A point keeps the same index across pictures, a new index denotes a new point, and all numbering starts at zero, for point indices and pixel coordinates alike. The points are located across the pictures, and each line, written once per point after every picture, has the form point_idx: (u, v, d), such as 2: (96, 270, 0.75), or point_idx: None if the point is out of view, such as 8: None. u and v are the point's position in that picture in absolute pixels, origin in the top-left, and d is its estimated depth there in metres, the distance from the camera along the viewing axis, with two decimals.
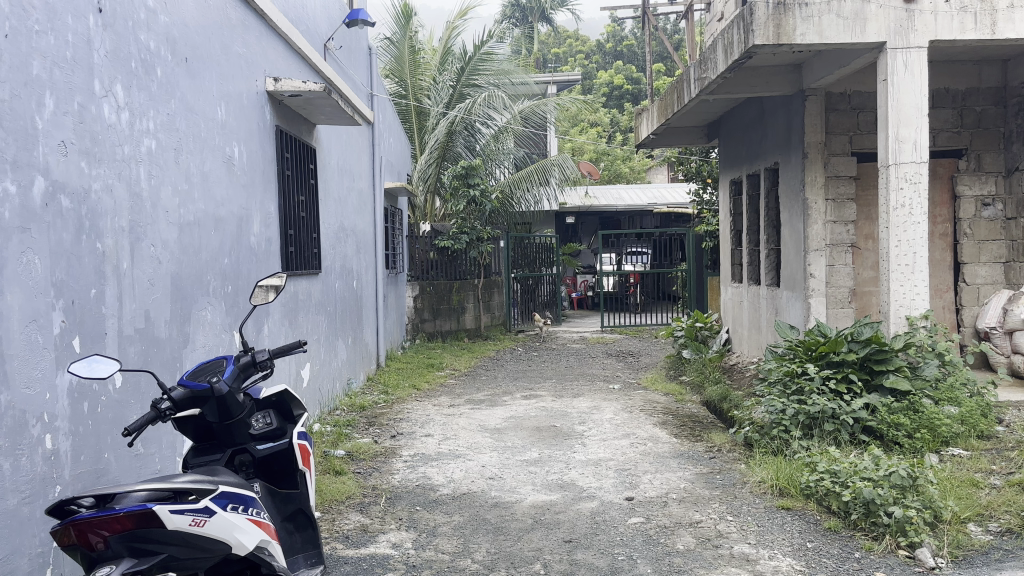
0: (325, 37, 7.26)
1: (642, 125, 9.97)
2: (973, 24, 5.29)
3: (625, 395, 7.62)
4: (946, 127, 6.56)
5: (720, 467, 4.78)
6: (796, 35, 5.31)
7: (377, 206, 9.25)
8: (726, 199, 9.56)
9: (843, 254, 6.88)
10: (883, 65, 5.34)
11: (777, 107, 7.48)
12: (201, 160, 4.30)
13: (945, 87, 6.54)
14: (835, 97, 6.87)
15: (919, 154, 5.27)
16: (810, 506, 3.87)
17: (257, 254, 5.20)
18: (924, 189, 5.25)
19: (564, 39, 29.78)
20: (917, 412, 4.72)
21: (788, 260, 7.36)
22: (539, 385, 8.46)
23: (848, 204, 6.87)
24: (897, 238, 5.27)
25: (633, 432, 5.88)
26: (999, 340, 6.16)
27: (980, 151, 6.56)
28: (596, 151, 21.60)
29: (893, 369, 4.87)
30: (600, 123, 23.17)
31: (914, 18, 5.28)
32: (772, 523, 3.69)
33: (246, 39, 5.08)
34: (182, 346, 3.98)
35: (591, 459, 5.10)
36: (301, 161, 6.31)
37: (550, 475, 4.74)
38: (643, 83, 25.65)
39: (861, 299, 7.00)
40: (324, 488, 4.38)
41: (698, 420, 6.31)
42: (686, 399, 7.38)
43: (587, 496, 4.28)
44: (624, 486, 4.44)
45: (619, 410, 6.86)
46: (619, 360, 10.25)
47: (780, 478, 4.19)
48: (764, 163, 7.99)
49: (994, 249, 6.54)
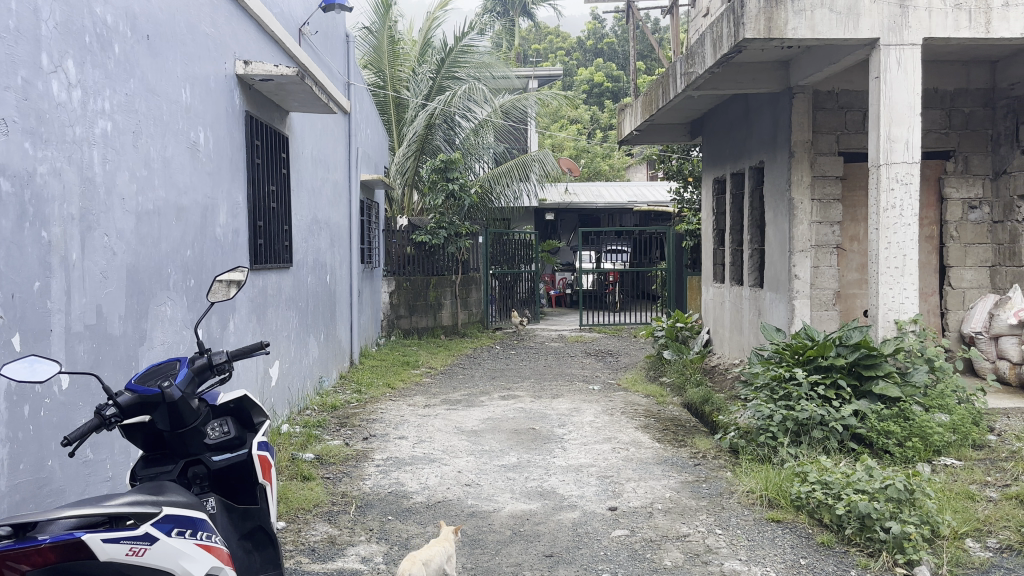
0: (300, 21, 6.98)
1: (624, 121, 9.81)
2: (967, 22, 5.15)
3: (606, 397, 7.44)
4: (934, 128, 6.44)
5: (706, 474, 4.61)
6: (787, 29, 5.13)
7: (353, 198, 8.99)
8: (709, 197, 9.42)
9: (827, 256, 6.75)
10: (876, 61, 5.19)
11: (763, 104, 7.34)
12: (163, 145, 4.03)
13: (934, 88, 6.43)
14: (822, 96, 6.73)
15: (911, 154, 5.13)
16: (801, 518, 3.71)
17: (223, 247, 4.93)
18: (914, 190, 5.12)
19: (545, 34, 29.55)
20: (907, 419, 4.57)
21: (772, 260, 7.23)
22: (517, 385, 8.25)
23: (835, 205, 6.73)
24: (886, 240, 5.14)
25: (614, 436, 5.69)
26: (985, 345, 6.05)
27: (967, 153, 6.46)
28: (576, 147, 21.43)
29: (883, 374, 4.72)
30: (580, 120, 23.01)
31: (908, 14, 5.13)
32: (763, 537, 3.52)
33: (214, 19, 4.80)
34: (137, 344, 3.71)
35: (571, 465, 4.90)
36: (272, 149, 6.04)
37: (529, 482, 4.54)
38: (624, 81, 25.52)
39: (845, 302, 6.87)
40: (290, 495, 4.13)
41: (680, 423, 6.15)
42: (667, 401, 7.23)
43: (568, 506, 4.08)
44: (607, 495, 4.25)
45: (599, 412, 6.68)
46: (598, 360, 10.08)
47: (769, 488, 4.02)
48: (748, 161, 7.85)
49: (980, 253, 6.44)
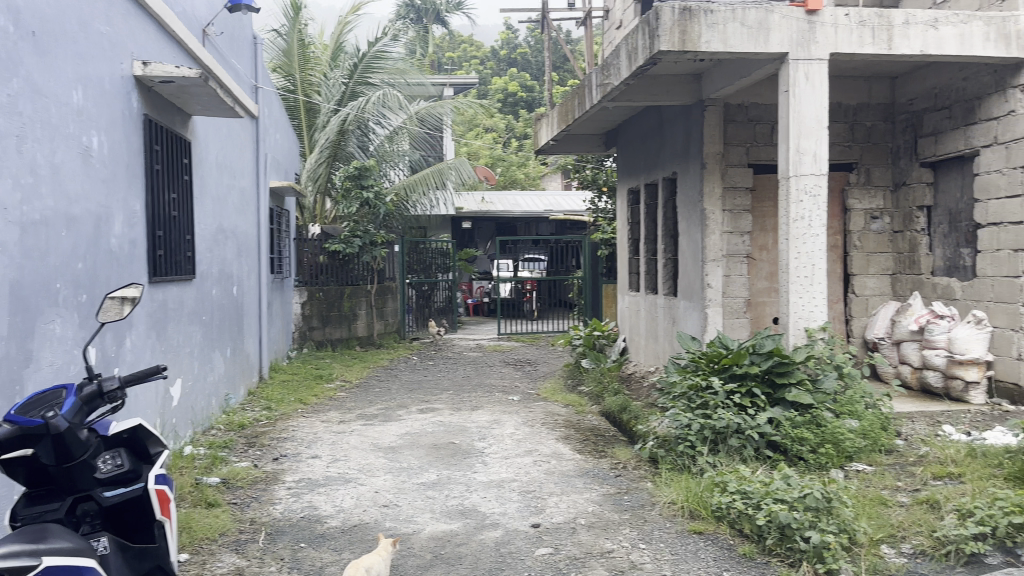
0: (205, 22, 6.63)
1: (540, 131, 9.82)
2: (870, 38, 5.35)
3: (525, 408, 7.37)
4: (838, 141, 6.69)
5: (627, 486, 4.60)
6: (701, 42, 5.22)
7: (262, 206, 8.63)
8: (624, 207, 9.53)
9: (739, 265, 6.91)
10: (786, 75, 5.33)
11: (676, 116, 7.47)
12: (51, 150, 3.70)
13: (838, 102, 6.67)
14: (733, 109, 6.89)
15: (818, 167, 5.29)
16: (722, 528, 3.73)
17: (118, 258, 4.58)
18: (822, 202, 5.28)
19: (459, 43, 29.49)
20: (820, 426, 4.69)
21: (685, 269, 7.35)
22: (435, 397, 8.08)
23: (745, 215, 6.90)
24: (796, 250, 5.27)
25: (535, 448, 5.62)
26: (888, 350, 6.32)
27: (869, 166, 6.74)
28: (492, 156, 21.42)
29: (795, 382, 4.82)
30: (496, 129, 23.03)
31: (815, 30, 5.29)
32: (686, 550, 3.52)
33: (110, 15, 4.47)
34: (21, 367, 3.38)
35: (492, 480, 4.80)
36: (175, 155, 5.69)
37: (449, 501, 4.40)
38: (538, 90, 25.72)
39: (756, 310, 7.04)
40: (193, 525, 3.85)
41: (600, 433, 6.14)
42: (585, 410, 7.22)
43: (490, 524, 3.97)
44: (530, 512, 4.16)
45: (519, 424, 6.60)
46: (517, 369, 10.01)
47: (690, 499, 4.03)
48: (661, 172, 7.98)
49: (881, 261, 6.74)
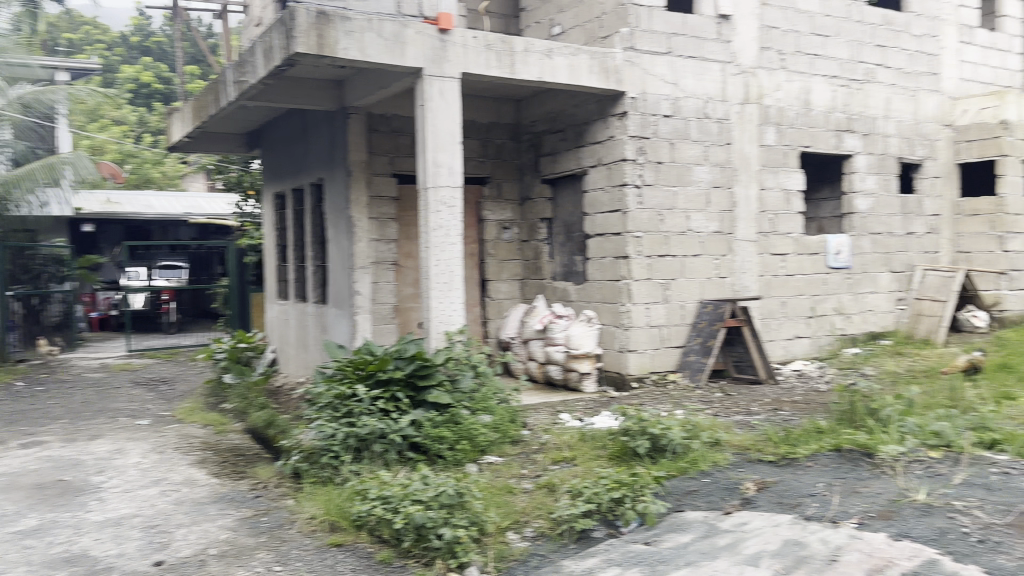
0: None
1: (172, 127, 8.97)
2: (495, 62, 5.83)
3: (156, 432, 6.61)
4: (473, 155, 7.19)
5: (267, 506, 4.35)
6: (338, 48, 5.20)
7: None
8: (270, 213, 9.12)
9: (385, 272, 7.02)
10: (421, 89, 5.55)
11: (319, 123, 7.36)
12: None
13: (471, 119, 7.16)
14: (375, 119, 6.99)
15: (453, 179, 5.59)
16: (362, 537, 3.72)
17: None
18: (458, 211, 5.60)
19: (77, 21, 25.75)
20: (456, 424, 4.95)
21: (334, 278, 7.27)
22: (41, 430, 6.85)
23: (389, 224, 7.05)
24: (436, 257, 5.52)
25: (164, 477, 5.05)
26: (518, 349, 6.94)
27: (500, 180, 7.37)
28: (120, 152, 19.06)
29: (435, 384, 5.04)
30: (125, 122, 20.53)
31: (447, 48, 5.60)
32: (324, 565, 3.45)
33: None
34: None
35: (108, 519, 4.18)
36: None
37: (51, 550, 3.72)
38: (176, 84, 23.57)
39: (402, 315, 7.18)
40: None
41: (241, 452, 5.75)
42: (227, 429, 6.72)
43: (102, 570, 3.45)
44: (153, 548, 3.71)
45: (147, 451, 5.88)
46: (149, 390, 8.95)
47: (331, 511, 3.95)
48: (307, 178, 7.80)
49: (512, 268, 7.41)
